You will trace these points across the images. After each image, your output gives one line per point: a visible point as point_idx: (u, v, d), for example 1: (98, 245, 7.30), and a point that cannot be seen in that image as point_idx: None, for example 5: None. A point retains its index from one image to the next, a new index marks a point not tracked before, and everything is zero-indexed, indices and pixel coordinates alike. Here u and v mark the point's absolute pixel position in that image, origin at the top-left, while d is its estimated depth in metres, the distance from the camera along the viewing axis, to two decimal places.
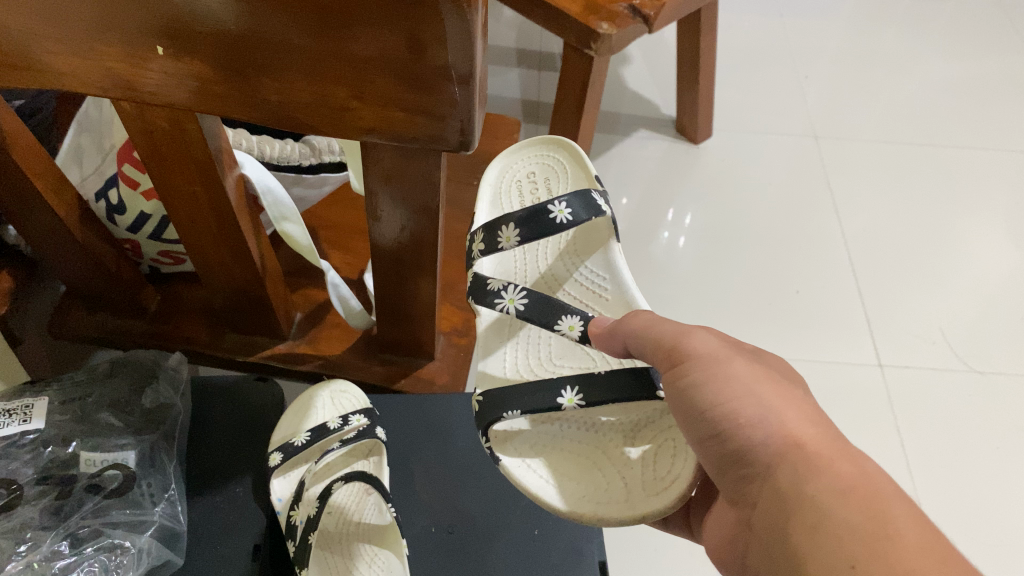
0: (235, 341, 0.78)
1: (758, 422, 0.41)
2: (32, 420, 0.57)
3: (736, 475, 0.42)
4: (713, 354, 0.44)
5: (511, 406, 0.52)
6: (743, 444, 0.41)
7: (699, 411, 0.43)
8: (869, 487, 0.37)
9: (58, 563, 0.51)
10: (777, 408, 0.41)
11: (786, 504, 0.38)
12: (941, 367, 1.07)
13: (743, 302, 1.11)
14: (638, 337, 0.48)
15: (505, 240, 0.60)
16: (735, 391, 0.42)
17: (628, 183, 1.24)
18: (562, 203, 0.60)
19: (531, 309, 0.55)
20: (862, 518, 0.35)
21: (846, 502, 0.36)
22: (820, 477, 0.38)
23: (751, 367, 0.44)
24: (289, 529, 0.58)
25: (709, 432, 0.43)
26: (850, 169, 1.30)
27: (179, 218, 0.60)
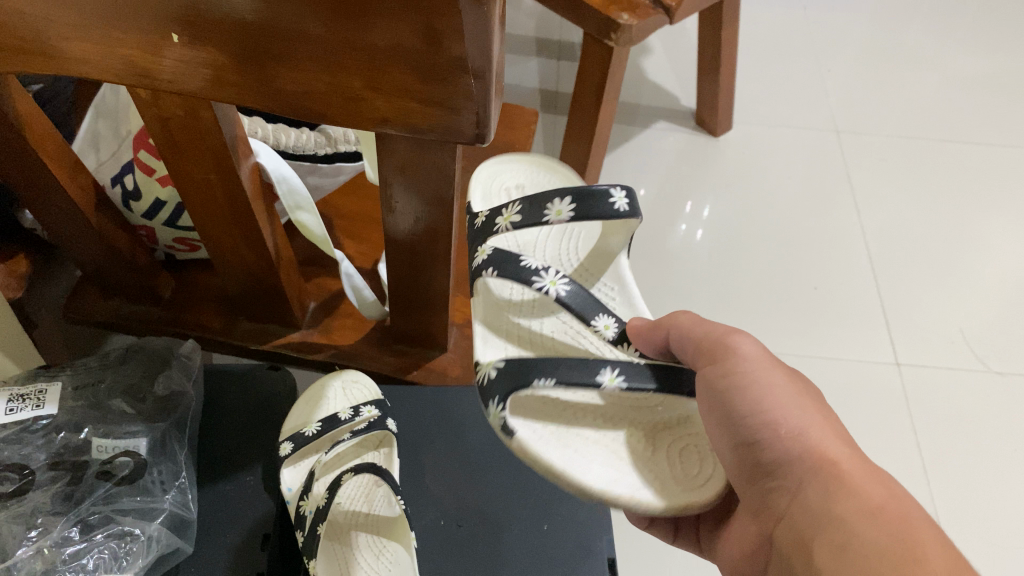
0: (248, 329, 0.78)
1: (797, 434, 0.43)
2: (45, 406, 0.56)
3: (762, 487, 0.44)
4: (758, 360, 0.45)
5: (542, 373, 0.47)
6: (778, 454, 0.43)
7: (738, 416, 0.44)
8: (897, 505, 0.38)
9: (67, 550, 0.52)
10: (817, 425, 0.43)
11: (816, 520, 0.40)
12: (959, 367, 1.05)
13: (759, 297, 1.11)
14: (682, 337, 0.49)
15: (554, 214, 0.54)
16: (776, 400, 0.44)
17: (646, 175, 1.23)
18: (621, 192, 0.55)
19: (574, 298, 0.52)
20: (888, 538, 0.37)
21: (877, 517, 0.38)
22: (851, 499, 0.39)
23: (789, 378, 0.45)
24: (298, 519, 0.58)
25: (742, 439, 0.44)
26: (871, 164, 1.29)
27: (194, 204, 0.60)
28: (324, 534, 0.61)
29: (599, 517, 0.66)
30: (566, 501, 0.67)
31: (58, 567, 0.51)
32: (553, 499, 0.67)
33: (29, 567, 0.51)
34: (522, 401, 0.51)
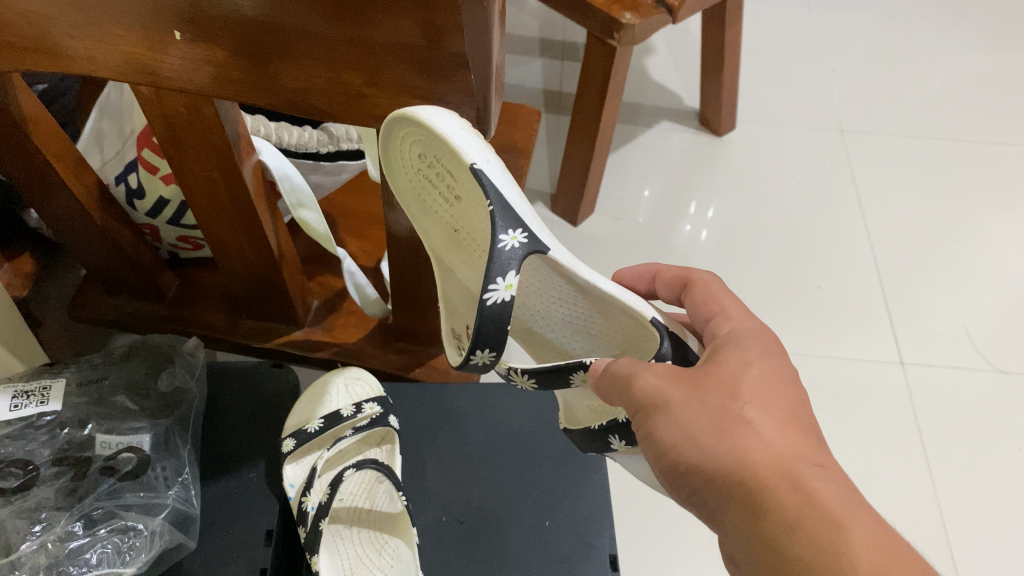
0: (252, 328, 0.79)
1: (708, 459, 0.39)
2: (49, 403, 0.57)
3: (703, 509, 0.40)
4: (656, 397, 0.41)
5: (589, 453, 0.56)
6: (696, 486, 0.40)
7: (657, 460, 0.41)
8: (817, 521, 0.35)
9: (71, 544, 0.53)
10: (728, 437, 0.39)
11: (750, 547, 0.37)
12: (963, 366, 1.05)
13: (764, 297, 1.10)
14: (602, 390, 0.45)
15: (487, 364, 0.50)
16: (676, 437, 0.40)
17: (649, 175, 1.23)
18: (481, 349, 0.47)
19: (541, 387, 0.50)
20: (817, 559, 0.34)
21: (800, 543, 0.35)
22: (775, 519, 0.36)
23: (697, 393, 0.41)
24: (300, 514, 0.58)
25: (672, 475, 0.41)
26: (875, 163, 1.28)
27: (196, 202, 0.60)
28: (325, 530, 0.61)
29: (602, 513, 0.66)
30: (569, 497, 0.67)
31: (63, 562, 0.52)
32: (555, 497, 0.67)
33: (33, 562, 0.51)
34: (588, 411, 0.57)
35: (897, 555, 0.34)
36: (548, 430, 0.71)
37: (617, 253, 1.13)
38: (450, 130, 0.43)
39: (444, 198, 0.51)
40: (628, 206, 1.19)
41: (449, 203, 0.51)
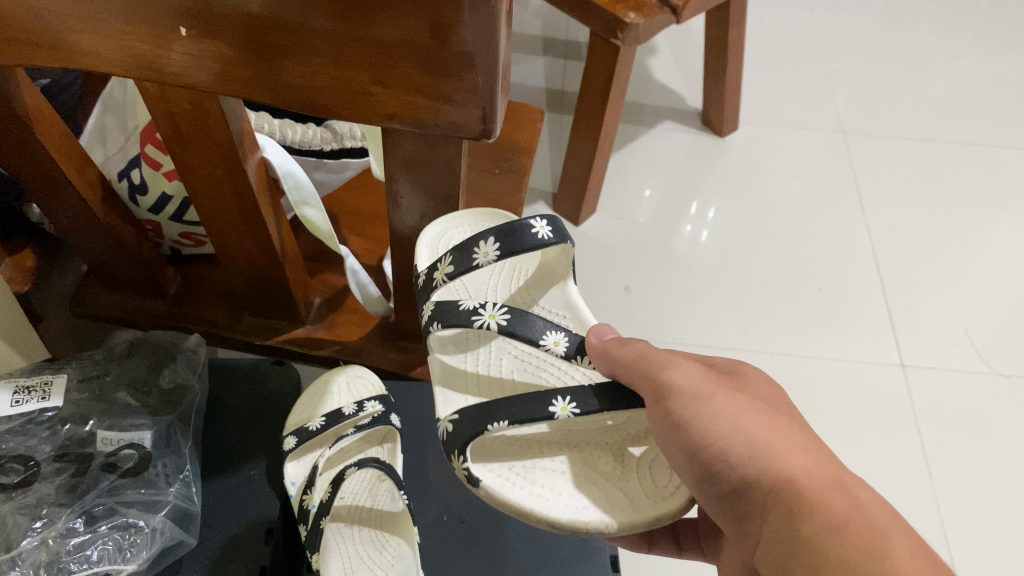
0: (253, 324, 0.78)
1: (748, 458, 0.39)
2: (50, 399, 0.56)
3: (736, 511, 0.41)
4: (691, 391, 0.43)
5: (499, 416, 0.48)
6: (738, 483, 0.40)
7: (692, 450, 0.42)
8: (865, 524, 0.35)
9: (71, 541, 0.52)
10: (768, 437, 0.40)
11: (787, 543, 0.37)
12: (964, 369, 1.05)
13: (765, 298, 1.10)
14: (631, 375, 0.47)
15: (482, 255, 0.55)
16: (715, 429, 0.41)
17: (651, 175, 1.23)
18: (542, 221, 0.56)
19: (511, 326, 0.52)
20: (858, 555, 0.34)
21: (845, 540, 0.34)
22: (814, 516, 0.36)
23: (737, 396, 0.42)
24: (301, 513, 0.58)
25: (704, 472, 0.41)
26: (877, 166, 1.28)
27: (200, 199, 0.60)
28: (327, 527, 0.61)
29: None
30: None
31: (63, 557, 0.51)
32: None
33: (34, 558, 0.50)
34: (490, 442, 0.53)
35: (938, 561, 0.33)
36: None
37: (618, 254, 1.13)
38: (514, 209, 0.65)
39: None
40: (630, 206, 1.19)
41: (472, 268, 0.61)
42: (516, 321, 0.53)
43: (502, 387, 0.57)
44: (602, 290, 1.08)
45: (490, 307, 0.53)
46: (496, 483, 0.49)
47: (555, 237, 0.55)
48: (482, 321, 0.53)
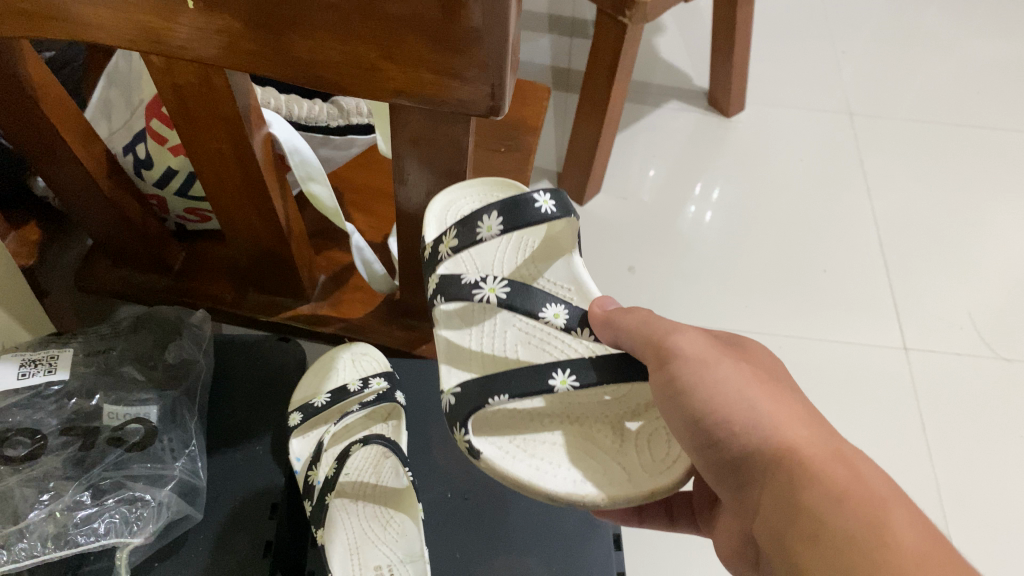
0: (257, 301, 0.78)
1: (751, 427, 0.40)
2: (56, 371, 0.56)
3: (734, 481, 0.41)
4: (697, 359, 0.43)
5: (498, 390, 0.49)
6: (738, 452, 0.40)
7: (696, 417, 0.42)
8: (863, 492, 0.35)
9: (79, 514, 0.51)
10: (771, 410, 0.40)
11: (784, 511, 0.37)
12: (967, 352, 1.05)
13: (768, 279, 1.10)
14: (633, 341, 0.48)
15: (485, 229, 0.56)
16: (719, 396, 0.41)
17: (656, 155, 1.23)
18: (546, 194, 0.56)
19: (512, 300, 0.52)
20: (857, 522, 0.34)
21: (843, 507, 0.35)
22: (815, 484, 0.36)
23: (741, 370, 0.43)
24: (306, 488, 0.58)
25: (705, 439, 0.42)
26: (884, 148, 1.28)
27: (205, 173, 0.60)
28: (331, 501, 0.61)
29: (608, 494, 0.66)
30: None
31: (70, 530, 0.50)
32: None
33: (42, 530, 0.50)
34: (489, 416, 0.53)
35: (938, 535, 0.33)
36: None
37: (623, 233, 1.12)
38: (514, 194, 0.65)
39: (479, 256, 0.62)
40: (634, 184, 1.18)
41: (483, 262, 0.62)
42: (516, 293, 0.53)
43: (507, 362, 0.57)
44: (606, 270, 1.08)
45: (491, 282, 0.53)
46: (495, 455, 0.49)
47: (558, 211, 0.56)
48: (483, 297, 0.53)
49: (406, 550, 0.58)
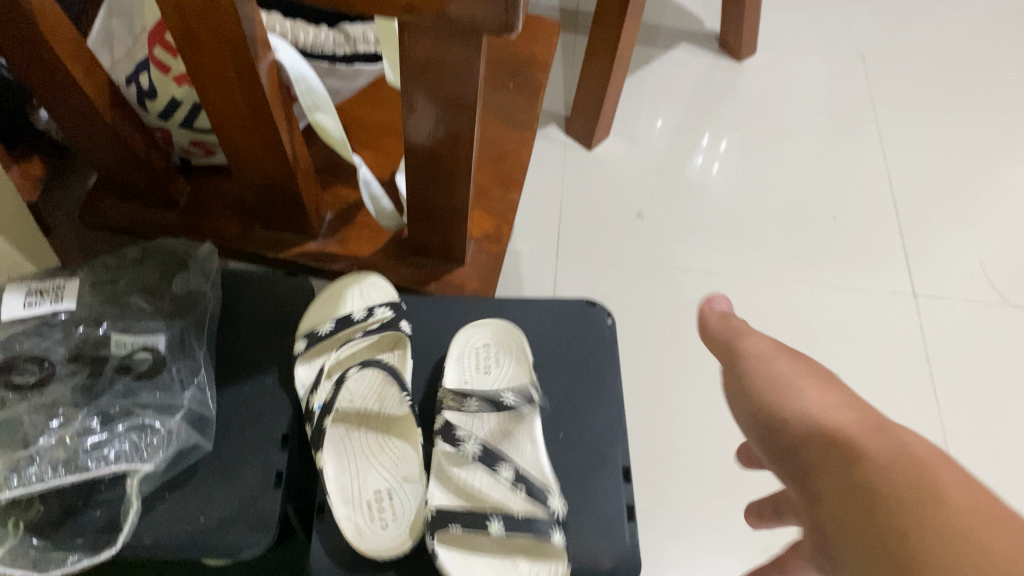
0: (264, 237, 0.77)
1: (801, 413, 0.35)
2: (63, 301, 0.57)
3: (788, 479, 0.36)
4: (759, 351, 0.39)
5: (495, 514, 0.54)
6: (793, 444, 0.35)
7: (752, 408, 0.37)
8: (918, 467, 0.30)
9: (89, 440, 0.51)
10: (823, 396, 0.36)
11: (841, 497, 0.31)
12: (977, 300, 1.04)
13: (778, 225, 1.09)
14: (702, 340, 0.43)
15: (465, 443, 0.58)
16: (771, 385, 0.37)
17: (666, 99, 1.21)
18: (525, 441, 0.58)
19: (484, 455, 0.58)
20: (914, 497, 0.29)
21: (900, 484, 0.30)
22: (867, 462, 0.31)
23: (797, 362, 0.38)
24: (306, 413, 0.58)
25: (762, 432, 0.37)
26: (898, 93, 1.26)
27: (211, 103, 0.59)
28: (332, 428, 0.60)
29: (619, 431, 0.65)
30: (580, 409, 0.63)
31: (79, 456, 0.50)
32: (569, 410, 0.63)
33: (51, 456, 0.50)
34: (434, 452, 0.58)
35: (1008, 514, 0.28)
36: (561, 344, 0.67)
37: (631, 178, 1.11)
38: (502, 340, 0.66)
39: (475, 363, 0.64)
40: (643, 129, 1.16)
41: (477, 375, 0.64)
42: (488, 450, 0.58)
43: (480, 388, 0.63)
44: (613, 214, 1.07)
45: (470, 437, 0.59)
46: (448, 560, 0.53)
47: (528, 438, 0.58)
48: (461, 449, 0.58)
49: (404, 474, 0.58)
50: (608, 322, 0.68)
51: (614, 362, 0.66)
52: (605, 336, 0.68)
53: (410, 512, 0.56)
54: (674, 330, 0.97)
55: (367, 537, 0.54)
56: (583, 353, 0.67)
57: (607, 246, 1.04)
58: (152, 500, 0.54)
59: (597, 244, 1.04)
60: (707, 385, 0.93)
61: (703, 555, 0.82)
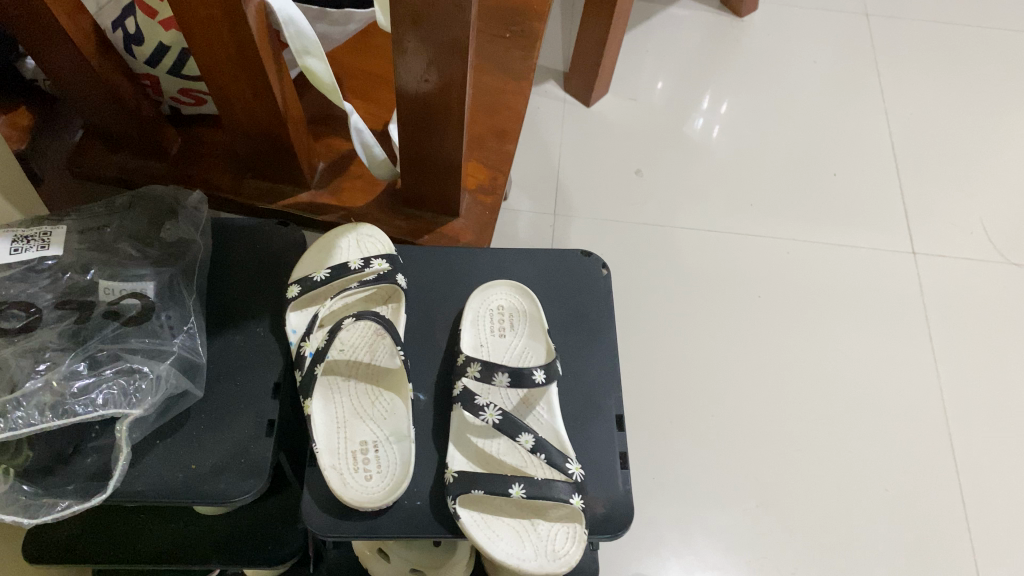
0: (256, 187, 0.76)
1: None
2: (50, 247, 0.57)
3: None
4: None
5: (516, 480, 0.53)
6: None
7: None
8: None
9: (76, 384, 0.51)
10: None
11: None
12: (976, 259, 1.03)
13: (777, 182, 1.08)
14: None
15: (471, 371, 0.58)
16: None
17: (665, 55, 1.19)
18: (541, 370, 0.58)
19: (506, 425, 0.55)
20: None
21: None
22: None
23: None
24: (297, 359, 0.57)
25: None
26: (900, 50, 1.24)
27: (199, 47, 0.58)
28: (321, 379, 0.59)
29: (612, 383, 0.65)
30: (574, 360, 0.63)
31: (66, 400, 0.50)
32: (564, 359, 0.63)
33: (38, 399, 0.49)
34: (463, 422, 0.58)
35: None
36: (556, 294, 0.67)
37: (630, 136, 1.09)
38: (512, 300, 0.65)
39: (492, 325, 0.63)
40: (643, 87, 1.14)
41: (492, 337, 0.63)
42: (509, 417, 0.55)
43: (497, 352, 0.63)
44: (611, 171, 1.05)
45: (489, 405, 0.55)
46: (470, 522, 0.53)
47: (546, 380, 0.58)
48: (482, 418, 0.55)
49: (392, 426, 0.57)
50: (603, 273, 0.68)
51: (611, 313, 0.66)
52: (600, 286, 0.67)
53: (397, 460, 0.55)
54: (672, 288, 0.97)
55: (351, 487, 0.53)
56: (578, 304, 0.66)
57: (606, 204, 1.02)
58: (142, 447, 0.53)
59: (596, 202, 1.02)
60: (703, 340, 0.93)
61: (698, 511, 0.82)
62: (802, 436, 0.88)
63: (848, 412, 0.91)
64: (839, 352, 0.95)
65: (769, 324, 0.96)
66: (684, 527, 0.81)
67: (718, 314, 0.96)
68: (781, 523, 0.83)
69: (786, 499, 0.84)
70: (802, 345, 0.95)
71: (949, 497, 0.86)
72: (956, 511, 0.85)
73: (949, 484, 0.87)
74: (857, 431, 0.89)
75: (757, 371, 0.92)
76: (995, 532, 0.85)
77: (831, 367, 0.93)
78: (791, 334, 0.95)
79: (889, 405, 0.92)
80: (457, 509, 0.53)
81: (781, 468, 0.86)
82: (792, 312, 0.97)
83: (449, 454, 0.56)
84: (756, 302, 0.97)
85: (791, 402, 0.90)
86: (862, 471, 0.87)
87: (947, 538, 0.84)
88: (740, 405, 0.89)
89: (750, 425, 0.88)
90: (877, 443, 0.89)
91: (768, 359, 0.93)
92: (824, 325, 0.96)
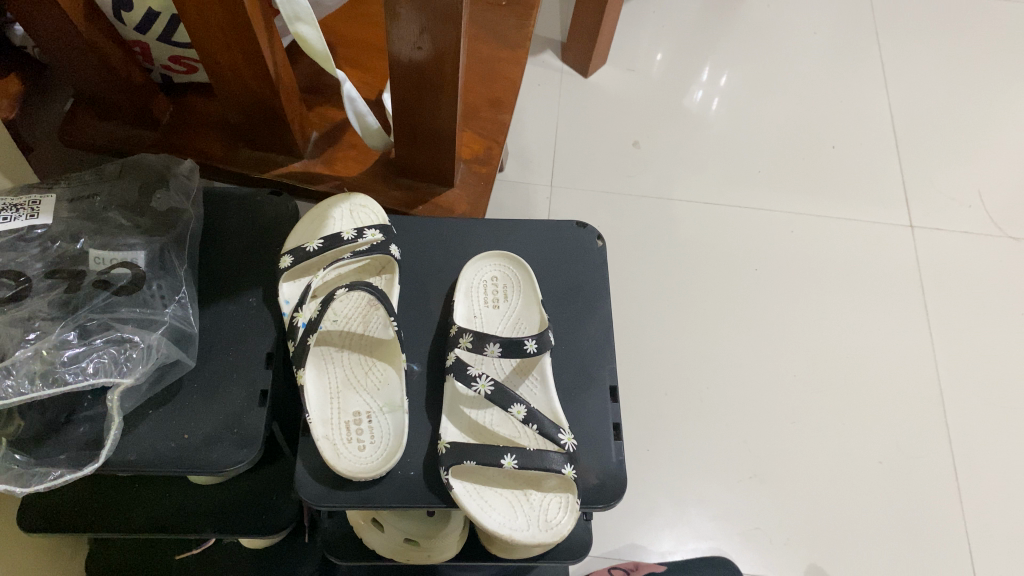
0: (249, 157, 0.76)
1: None
2: (39, 216, 0.57)
3: None
4: None
5: (508, 451, 0.53)
6: None
7: None
8: None
9: (66, 353, 0.51)
10: None
11: None
12: (974, 232, 1.03)
13: (775, 154, 1.07)
14: None
15: (464, 343, 0.58)
16: None
17: (665, 25, 1.17)
18: (532, 339, 0.57)
19: (498, 396, 0.55)
20: None
21: None
22: None
23: None
24: (290, 329, 0.57)
25: None
26: (902, 22, 1.23)
27: (188, 12, 0.57)
28: (313, 350, 0.59)
29: None
30: (568, 332, 0.63)
31: (57, 368, 0.50)
32: (557, 330, 0.63)
33: (28, 368, 0.49)
34: (457, 394, 0.58)
35: None
36: (550, 265, 0.66)
37: (628, 108, 1.08)
38: (504, 270, 0.65)
39: (487, 299, 0.63)
40: (642, 58, 1.13)
41: (487, 309, 0.63)
42: (501, 388, 0.55)
43: (491, 325, 0.63)
44: (607, 142, 1.05)
45: (481, 375, 0.55)
46: (462, 492, 0.53)
47: (539, 351, 0.57)
48: (473, 389, 0.55)
49: (385, 398, 0.57)
50: (598, 244, 0.67)
51: (606, 286, 0.65)
52: (594, 257, 0.67)
53: (390, 431, 0.55)
54: (669, 261, 0.96)
55: (344, 457, 0.53)
56: (573, 275, 0.66)
57: (604, 176, 1.02)
58: (135, 417, 0.53)
59: (593, 174, 1.02)
60: (699, 312, 0.93)
61: (692, 482, 0.83)
62: (796, 409, 0.88)
63: (843, 385, 0.91)
64: (836, 325, 0.95)
65: (766, 298, 0.95)
66: (678, 499, 0.82)
67: (715, 287, 0.95)
68: (775, 495, 0.83)
69: (779, 472, 0.84)
70: (798, 318, 0.95)
71: (941, 470, 0.87)
72: (948, 483, 0.86)
73: (943, 457, 0.87)
74: (852, 404, 0.90)
75: (753, 344, 0.92)
76: (987, 505, 0.85)
77: (827, 341, 0.93)
78: (787, 308, 0.95)
79: (885, 378, 0.92)
80: (449, 480, 0.53)
81: (775, 441, 0.86)
82: (789, 285, 0.97)
83: (442, 426, 0.56)
84: (753, 275, 0.97)
85: (787, 374, 0.90)
86: (856, 444, 0.87)
87: (938, 510, 0.84)
88: (736, 379, 0.89)
89: (746, 398, 0.88)
90: (871, 416, 0.89)
91: (765, 332, 0.93)
92: (821, 299, 0.96)
